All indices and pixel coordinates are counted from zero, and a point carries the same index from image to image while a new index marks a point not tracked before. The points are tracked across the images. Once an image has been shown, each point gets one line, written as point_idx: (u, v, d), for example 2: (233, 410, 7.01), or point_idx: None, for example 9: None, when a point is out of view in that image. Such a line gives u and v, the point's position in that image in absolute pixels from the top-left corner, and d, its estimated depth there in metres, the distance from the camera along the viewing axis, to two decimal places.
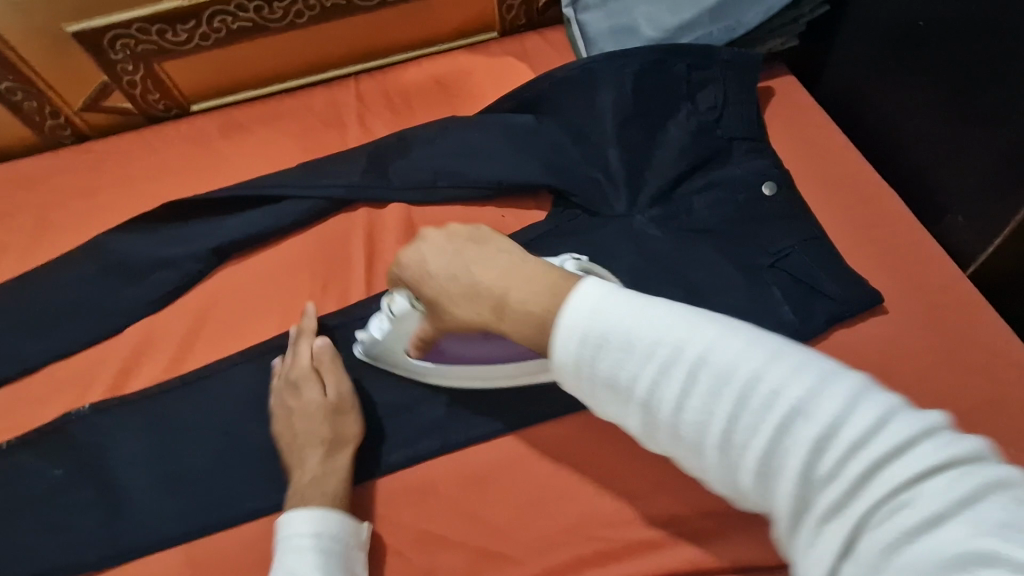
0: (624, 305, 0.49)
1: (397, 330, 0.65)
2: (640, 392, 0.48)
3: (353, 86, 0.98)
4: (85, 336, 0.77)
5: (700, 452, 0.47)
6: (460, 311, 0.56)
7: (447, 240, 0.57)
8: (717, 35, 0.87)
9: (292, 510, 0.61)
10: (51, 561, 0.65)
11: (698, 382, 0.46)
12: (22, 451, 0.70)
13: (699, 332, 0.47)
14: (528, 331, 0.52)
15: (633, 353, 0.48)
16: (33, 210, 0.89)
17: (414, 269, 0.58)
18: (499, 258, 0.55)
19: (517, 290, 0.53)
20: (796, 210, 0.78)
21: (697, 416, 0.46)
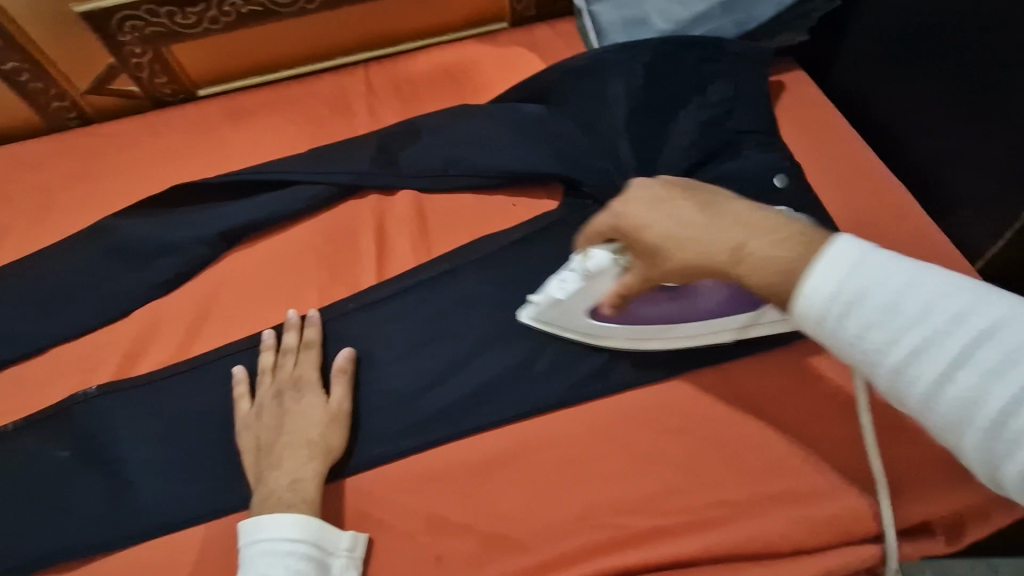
0: (888, 266, 0.47)
1: (587, 289, 0.63)
2: (887, 361, 0.46)
3: (361, 74, 0.98)
4: (90, 319, 0.76)
5: (959, 428, 0.44)
6: (687, 256, 0.54)
7: (662, 192, 0.56)
8: (729, 28, 0.87)
9: (262, 515, 0.60)
10: (56, 544, 0.65)
11: (975, 355, 0.43)
12: (30, 433, 0.70)
13: (986, 305, 0.44)
14: (767, 276, 0.52)
15: (898, 316, 0.46)
16: (38, 192, 0.88)
17: (636, 220, 0.55)
18: (727, 208, 0.55)
19: (757, 237, 0.53)
20: (807, 203, 0.78)
21: (967, 391, 0.43)
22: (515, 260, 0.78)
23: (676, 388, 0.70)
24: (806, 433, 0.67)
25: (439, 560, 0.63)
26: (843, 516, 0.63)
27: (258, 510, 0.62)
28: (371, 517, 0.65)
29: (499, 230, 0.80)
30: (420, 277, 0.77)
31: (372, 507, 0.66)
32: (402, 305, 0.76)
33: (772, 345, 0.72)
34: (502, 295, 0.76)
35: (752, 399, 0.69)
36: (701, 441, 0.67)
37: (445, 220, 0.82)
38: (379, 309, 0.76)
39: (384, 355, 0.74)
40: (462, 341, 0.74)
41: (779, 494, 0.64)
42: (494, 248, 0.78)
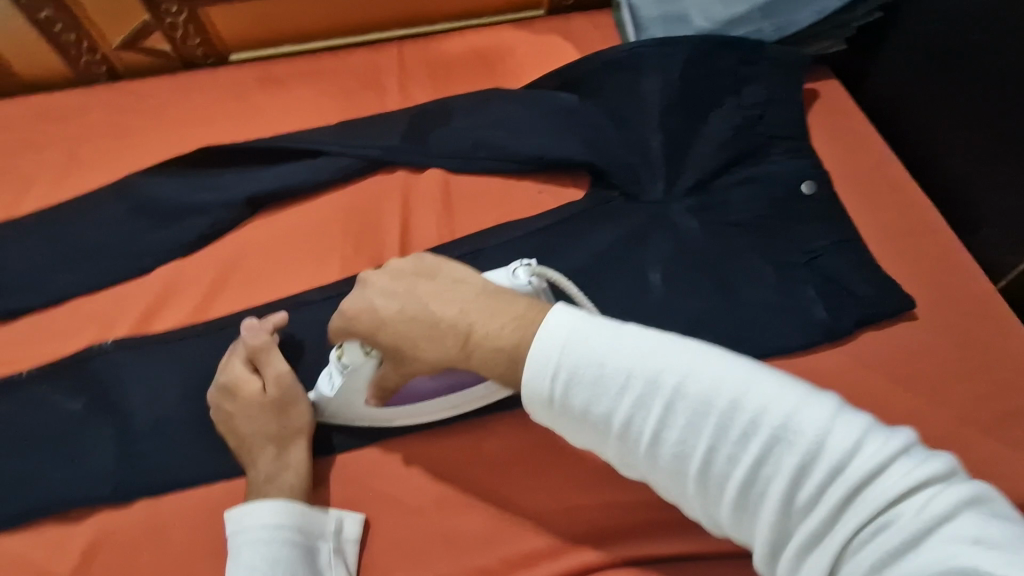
0: (594, 332, 0.48)
1: (350, 384, 0.62)
2: (612, 431, 0.48)
3: (395, 50, 0.97)
4: (111, 274, 0.76)
5: (680, 482, 0.47)
6: (426, 349, 0.54)
7: (395, 280, 0.56)
8: (768, 32, 0.87)
9: (247, 504, 0.60)
10: (60, 494, 0.64)
11: (677, 411, 0.46)
12: (45, 381, 0.69)
13: (673, 362, 0.47)
14: (497, 365, 0.52)
15: (611, 385, 0.47)
16: (63, 144, 0.87)
17: (371, 314, 0.55)
18: (452, 292, 0.55)
19: (480, 318, 0.53)
20: (834, 212, 0.78)
21: (676, 448, 0.46)
22: (532, 247, 0.78)
23: None
24: None
25: (447, 537, 0.63)
26: None
27: (249, 498, 0.62)
28: (381, 489, 0.66)
29: (525, 217, 0.80)
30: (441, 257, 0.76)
31: (383, 479, 0.66)
32: None
33: (788, 352, 0.71)
34: None
35: None
36: None
37: (468, 203, 0.82)
38: None
39: None
40: None
41: None
42: (514, 235, 0.78)
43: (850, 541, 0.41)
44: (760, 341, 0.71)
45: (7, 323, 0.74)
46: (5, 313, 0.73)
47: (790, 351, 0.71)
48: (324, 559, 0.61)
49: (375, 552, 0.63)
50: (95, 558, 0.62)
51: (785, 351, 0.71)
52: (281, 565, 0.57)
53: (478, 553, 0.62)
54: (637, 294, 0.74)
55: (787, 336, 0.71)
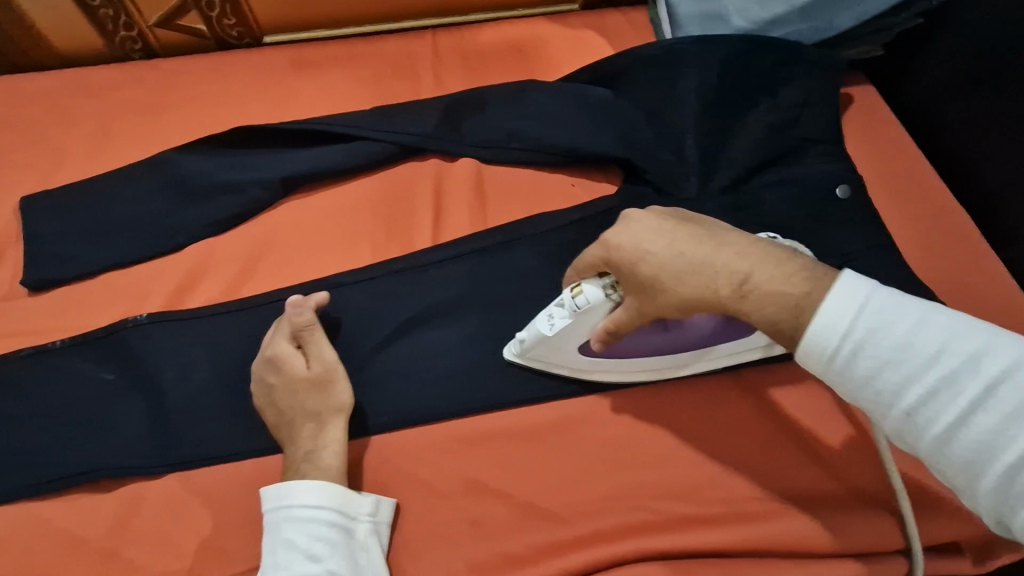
0: (901, 306, 0.47)
1: (577, 324, 0.60)
2: (898, 404, 0.47)
3: (430, 39, 0.97)
4: (144, 248, 0.76)
5: (972, 475, 0.45)
6: (686, 291, 0.53)
7: (662, 221, 0.55)
8: (807, 34, 0.87)
9: (284, 481, 0.61)
10: (93, 464, 0.64)
11: (992, 402, 0.44)
12: (78, 351, 0.69)
13: (995, 348, 0.45)
14: (773, 312, 0.52)
15: (909, 361, 0.46)
16: (99, 118, 0.88)
17: (634, 246, 0.54)
18: (725, 237, 0.54)
19: (761, 267, 0.52)
20: (868, 217, 0.78)
21: (982, 440, 0.44)
22: (566, 239, 0.77)
23: (720, 382, 0.71)
24: (848, 442, 0.68)
25: (473, 522, 0.64)
26: (877, 528, 0.63)
27: (286, 475, 0.62)
28: (408, 473, 0.66)
29: (557, 209, 0.80)
30: (473, 245, 0.76)
31: (410, 463, 0.67)
32: (454, 270, 0.75)
33: None
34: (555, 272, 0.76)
35: (795, 402, 0.70)
36: (741, 439, 0.68)
37: (502, 192, 0.82)
38: (429, 273, 0.75)
39: (427, 319, 0.73)
40: (511, 313, 0.74)
41: (813, 496, 0.65)
42: (548, 226, 0.77)
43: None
44: None
45: (41, 292, 0.74)
46: (38, 283, 0.74)
47: None
48: (362, 540, 0.61)
49: (405, 534, 0.64)
50: (127, 529, 0.63)
51: None
52: (320, 543, 0.58)
53: (507, 539, 0.63)
54: None
55: None
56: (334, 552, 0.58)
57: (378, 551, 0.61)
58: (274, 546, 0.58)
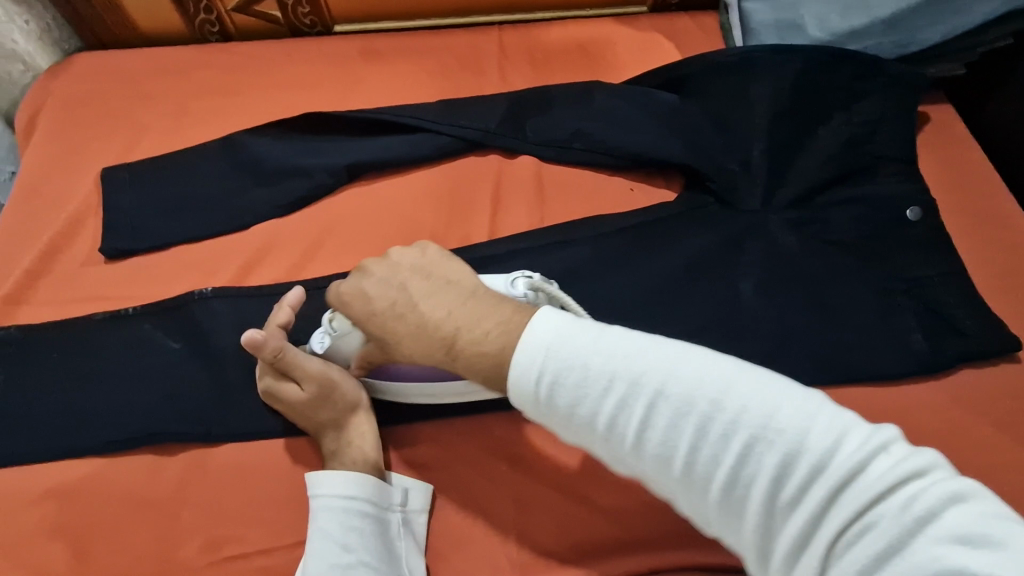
0: (573, 333, 0.49)
1: (337, 347, 0.65)
2: (593, 428, 0.48)
3: (496, 34, 0.98)
4: (211, 225, 0.79)
5: (663, 479, 0.47)
6: (409, 348, 0.56)
7: (396, 275, 0.58)
8: (887, 49, 0.85)
9: (317, 473, 0.63)
10: (156, 428, 0.67)
11: (658, 408, 0.46)
12: (148, 320, 0.73)
13: (654, 363, 0.47)
14: (477, 371, 0.53)
15: (586, 384, 0.47)
16: (177, 97, 0.91)
17: (363, 304, 0.58)
18: (445, 292, 0.56)
19: (468, 324, 0.53)
20: (939, 240, 0.75)
21: (660, 450, 0.46)
22: (623, 244, 0.77)
23: None
24: None
25: (517, 518, 0.64)
26: None
27: (325, 465, 0.64)
28: (455, 463, 0.67)
29: (616, 212, 0.80)
30: (532, 243, 0.77)
31: (457, 455, 0.67)
32: (510, 265, 0.76)
33: (882, 379, 0.70)
34: (613, 276, 0.75)
35: None
36: None
37: (561, 192, 0.82)
38: (486, 267, 0.76)
39: None
40: None
41: None
42: (606, 228, 0.78)
43: (837, 541, 0.40)
44: (852, 364, 0.70)
45: (115, 260, 0.78)
46: (114, 252, 0.77)
47: (884, 378, 0.70)
48: (396, 530, 0.63)
49: (450, 524, 0.65)
50: (187, 493, 0.65)
51: (874, 379, 0.70)
52: (353, 534, 0.60)
53: (549, 538, 0.63)
54: (724, 302, 0.73)
55: (880, 363, 0.70)
56: (367, 543, 0.60)
57: (413, 539, 0.63)
58: (312, 533, 0.60)
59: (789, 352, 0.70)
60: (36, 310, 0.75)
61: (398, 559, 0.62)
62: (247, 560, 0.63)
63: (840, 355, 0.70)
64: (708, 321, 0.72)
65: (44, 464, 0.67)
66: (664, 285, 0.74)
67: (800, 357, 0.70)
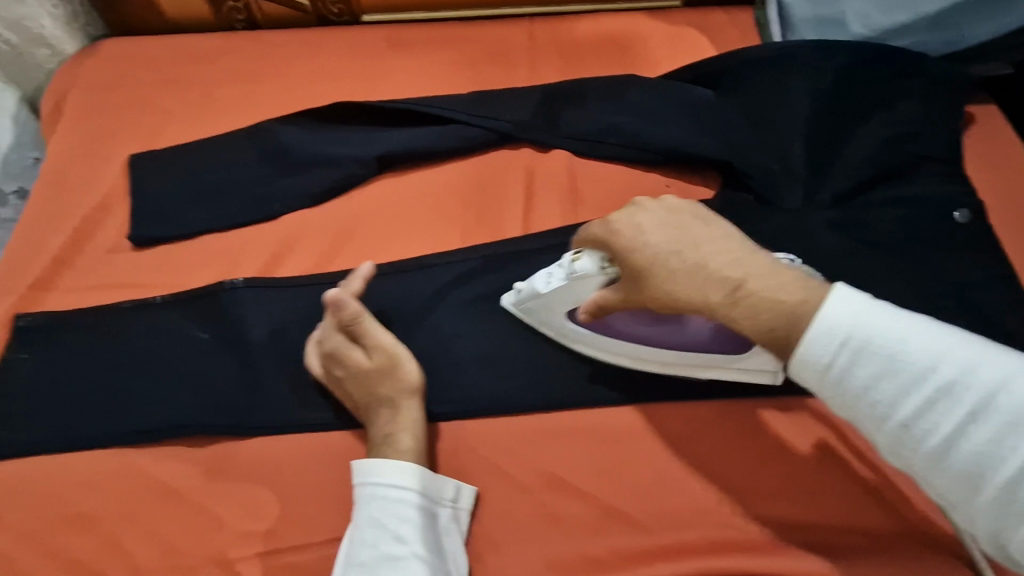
0: (880, 311, 0.46)
1: (574, 288, 0.60)
2: (874, 406, 0.45)
3: (527, 27, 0.96)
4: (241, 214, 0.77)
5: (934, 472, 0.44)
6: (677, 289, 0.52)
7: (670, 213, 0.54)
8: (935, 45, 0.82)
9: (367, 459, 0.61)
10: (184, 419, 0.66)
11: (962, 402, 0.42)
12: (177, 309, 0.72)
13: (959, 350, 0.44)
14: (762, 322, 0.49)
15: (887, 360, 0.45)
16: (206, 85, 0.90)
17: (633, 235, 0.54)
18: (727, 239, 0.52)
19: (756, 274, 0.50)
20: (988, 242, 0.73)
21: (951, 439, 0.43)
22: None
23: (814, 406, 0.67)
24: None
25: (553, 519, 0.63)
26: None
27: (372, 453, 0.62)
28: (487, 462, 0.65)
29: None
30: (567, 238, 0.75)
31: (488, 453, 0.66)
32: (544, 261, 0.74)
33: None
34: None
35: None
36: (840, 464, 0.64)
37: (596, 187, 0.80)
38: (520, 262, 0.74)
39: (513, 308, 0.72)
40: None
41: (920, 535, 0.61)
42: None
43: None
44: None
45: (143, 248, 0.77)
46: (141, 239, 0.76)
47: None
48: (444, 524, 0.61)
49: (485, 524, 0.63)
50: (215, 486, 0.64)
51: None
52: (406, 525, 0.58)
53: (589, 541, 0.62)
54: None
55: None
56: (418, 533, 0.58)
57: (459, 537, 0.62)
58: (359, 520, 0.59)
59: None
60: (62, 297, 0.74)
61: (444, 554, 0.60)
62: (277, 556, 0.61)
63: None
64: None
65: (71, 453, 0.66)
66: None
67: None
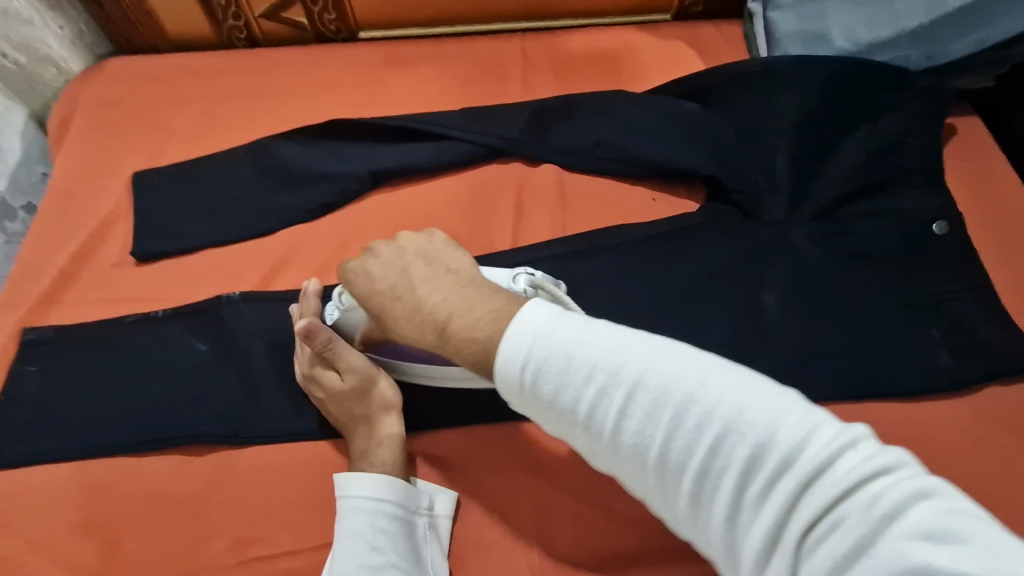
0: (564, 326, 0.49)
1: (347, 321, 0.67)
2: (575, 417, 0.48)
3: (519, 42, 0.98)
4: (239, 229, 0.80)
5: (642, 473, 0.47)
6: (403, 329, 0.57)
7: (396, 256, 0.60)
8: (915, 59, 0.84)
9: (344, 473, 0.64)
10: (184, 429, 0.69)
11: (634, 402, 0.46)
12: (177, 322, 0.74)
13: (634, 355, 0.47)
14: (469, 355, 0.53)
15: (573, 372, 0.47)
16: (206, 102, 0.93)
17: (369, 282, 0.60)
18: (442, 279, 0.57)
19: (464, 310, 0.54)
20: (966, 253, 0.75)
21: (635, 438, 0.46)
22: (645, 253, 0.77)
23: None
24: None
25: (539, 527, 0.65)
26: None
27: (354, 467, 0.65)
28: (475, 471, 0.68)
29: (638, 222, 0.80)
30: (555, 251, 0.77)
31: (477, 462, 0.68)
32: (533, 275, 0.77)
33: (904, 395, 0.69)
34: (631, 289, 0.75)
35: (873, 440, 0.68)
36: None
37: (583, 201, 0.82)
38: None
39: None
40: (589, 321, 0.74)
41: None
42: (629, 238, 0.78)
43: (809, 536, 0.39)
44: (880, 380, 0.69)
45: (145, 263, 0.80)
46: (143, 254, 0.79)
47: (908, 394, 0.70)
48: (422, 533, 0.64)
49: (471, 531, 0.65)
50: (213, 494, 0.66)
51: (899, 395, 0.69)
52: (383, 535, 0.61)
53: (570, 547, 0.64)
54: (745, 314, 0.73)
55: (904, 379, 0.69)
56: (395, 543, 0.61)
57: (439, 543, 0.64)
58: (339, 531, 0.61)
59: (812, 364, 0.70)
60: (68, 311, 0.77)
61: (424, 562, 0.63)
62: (272, 561, 0.64)
63: (863, 368, 0.70)
64: (724, 334, 0.72)
65: (77, 461, 0.68)
66: (682, 298, 0.74)
67: (822, 370, 0.70)
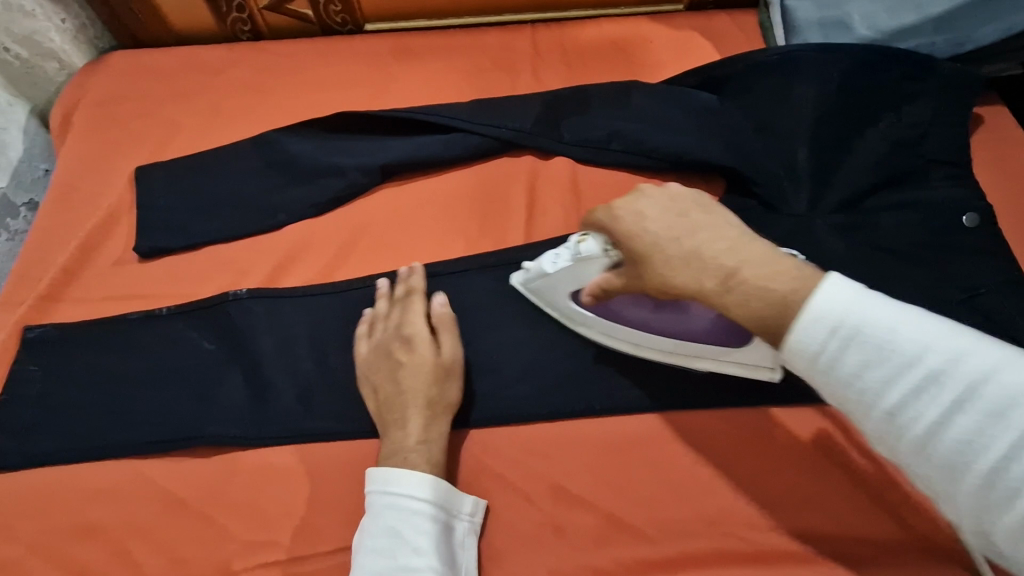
0: (878, 303, 0.44)
1: (577, 270, 0.61)
2: (861, 395, 0.45)
3: (530, 33, 0.96)
4: (245, 225, 0.78)
5: (935, 465, 0.43)
6: (680, 277, 0.51)
7: (672, 199, 0.53)
8: (940, 47, 0.81)
9: (394, 467, 0.60)
10: (190, 429, 0.67)
11: (950, 394, 0.41)
12: (183, 319, 0.72)
13: (954, 345, 0.42)
14: (759, 310, 0.48)
15: (879, 351, 0.43)
16: (211, 96, 0.91)
17: (638, 223, 0.53)
18: (726, 227, 0.51)
19: (756, 261, 0.48)
20: (998, 245, 0.72)
21: (941, 431, 0.42)
22: None
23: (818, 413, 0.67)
24: None
25: (556, 530, 0.63)
26: None
27: (383, 463, 0.62)
28: (489, 472, 0.66)
29: None
30: None
31: (491, 462, 0.66)
32: None
33: None
34: None
35: None
36: (846, 473, 0.64)
37: (599, 193, 0.80)
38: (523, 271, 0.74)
39: (515, 318, 0.73)
40: None
41: (921, 543, 0.61)
42: None
43: None
44: None
45: (149, 259, 0.78)
46: (147, 250, 0.77)
47: None
48: (460, 538, 0.61)
49: (488, 534, 0.64)
50: (220, 496, 0.64)
51: None
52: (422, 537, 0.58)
53: (591, 551, 0.62)
54: None
55: None
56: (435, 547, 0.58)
57: (475, 550, 0.62)
58: (376, 529, 0.58)
59: None
60: (71, 308, 0.75)
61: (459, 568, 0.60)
62: (281, 566, 0.62)
63: None
64: None
65: (81, 463, 0.67)
66: None
67: None
